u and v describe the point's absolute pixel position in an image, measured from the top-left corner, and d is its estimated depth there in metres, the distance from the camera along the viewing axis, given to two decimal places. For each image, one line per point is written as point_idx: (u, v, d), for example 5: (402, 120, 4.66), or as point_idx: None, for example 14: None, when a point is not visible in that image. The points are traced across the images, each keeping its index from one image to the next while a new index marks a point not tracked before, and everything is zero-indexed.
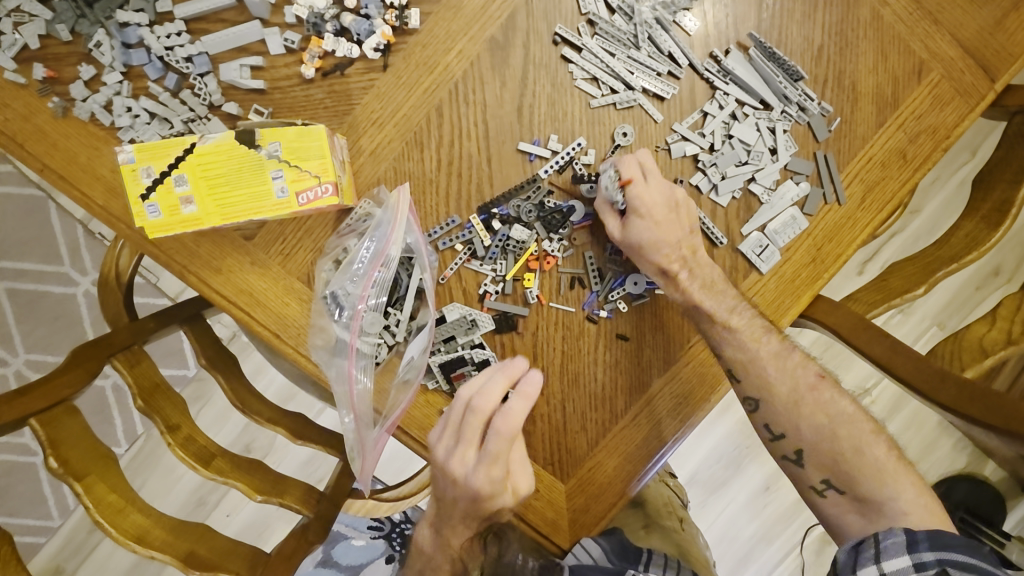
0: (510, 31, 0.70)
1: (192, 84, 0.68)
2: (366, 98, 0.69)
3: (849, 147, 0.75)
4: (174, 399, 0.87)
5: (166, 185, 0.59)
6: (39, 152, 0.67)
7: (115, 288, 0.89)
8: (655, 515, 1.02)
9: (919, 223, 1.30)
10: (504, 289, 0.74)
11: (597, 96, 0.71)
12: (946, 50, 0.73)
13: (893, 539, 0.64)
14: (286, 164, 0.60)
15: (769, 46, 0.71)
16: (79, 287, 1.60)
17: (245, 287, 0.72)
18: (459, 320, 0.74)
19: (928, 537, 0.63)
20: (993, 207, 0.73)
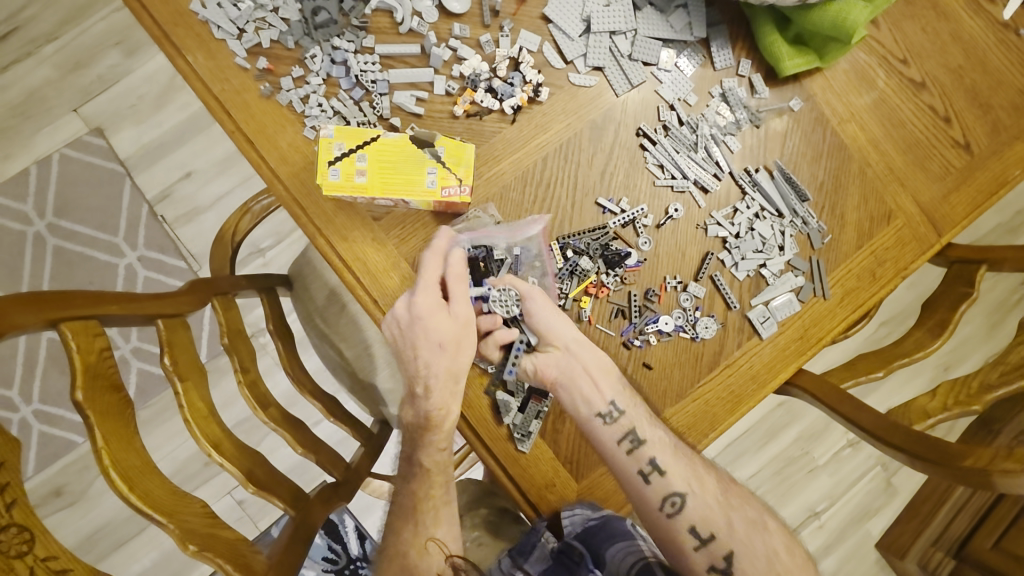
0: (608, 119, 0.95)
1: (371, 100, 0.90)
2: (495, 139, 0.92)
3: (835, 258, 0.99)
4: (248, 347, 0.98)
5: (350, 159, 0.80)
6: (239, 119, 0.86)
7: (226, 244, 1.02)
8: None
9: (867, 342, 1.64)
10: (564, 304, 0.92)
11: (661, 178, 0.95)
12: (908, 205, 1.01)
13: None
14: (441, 164, 0.82)
15: (788, 172, 0.98)
16: (124, 259, 1.67)
17: (361, 257, 0.88)
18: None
19: None
20: (935, 323, 0.96)
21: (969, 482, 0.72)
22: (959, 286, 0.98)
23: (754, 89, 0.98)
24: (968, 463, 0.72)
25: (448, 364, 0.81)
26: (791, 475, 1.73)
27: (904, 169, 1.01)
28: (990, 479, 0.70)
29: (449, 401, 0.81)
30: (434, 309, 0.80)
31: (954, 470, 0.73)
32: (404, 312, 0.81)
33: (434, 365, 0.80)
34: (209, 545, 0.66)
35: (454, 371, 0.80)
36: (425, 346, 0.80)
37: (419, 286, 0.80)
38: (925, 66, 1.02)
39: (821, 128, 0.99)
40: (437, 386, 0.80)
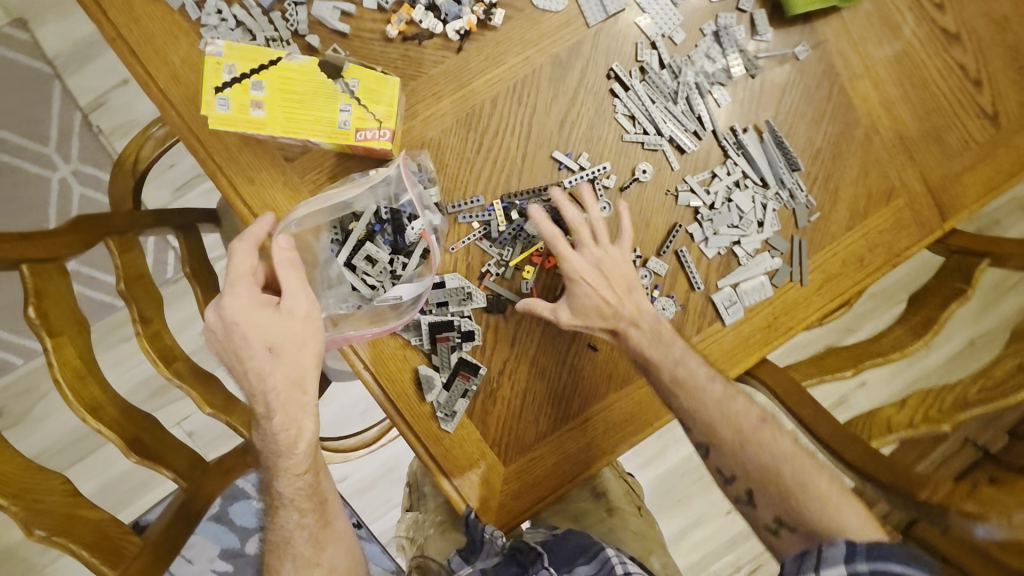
0: (574, 55, 0.79)
1: (283, 9, 0.73)
2: (434, 71, 0.76)
3: (820, 240, 0.86)
4: (152, 294, 0.88)
5: (243, 86, 0.65)
6: (119, 23, 0.71)
7: (128, 174, 0.89)
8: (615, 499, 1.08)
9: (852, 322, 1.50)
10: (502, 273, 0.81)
11: (630, 132, 0.81)
12: (914, 183, 0.87)
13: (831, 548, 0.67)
14: (356, 100, 0.67)
15: (781, 135, 0.83)
16: (57, 172, 1.51)
17: (270, 203, 0.75)
18: (456, 288, 0.80)
19: (866, 547, 0.64)
20: (920, 321, 0.86)
21: (927, 516, 0.65)
22: (954, 281, 0.87)
23: (755, 29, 0.81)
24: (924, 497, 0.66)
25: (287, 368, 0.68)
26: None
27: (915, 140, 0.87)
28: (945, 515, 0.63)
29: (297, 417, 0.69)
30: (250, 310, 0.66)
31: (914, 502, 0.67)
32: (216, 322, 0.67)
33: (268, 376, 0.67)
34: (63, 529, 0.59)
35: (297, 379, 0.68)
36: (249, 353, 0.67)
37: (226, 286, 0.66)
38: (962, 15, 0.85)
39: (827, 83, 0.83)
40: (277, 404, 0.68)
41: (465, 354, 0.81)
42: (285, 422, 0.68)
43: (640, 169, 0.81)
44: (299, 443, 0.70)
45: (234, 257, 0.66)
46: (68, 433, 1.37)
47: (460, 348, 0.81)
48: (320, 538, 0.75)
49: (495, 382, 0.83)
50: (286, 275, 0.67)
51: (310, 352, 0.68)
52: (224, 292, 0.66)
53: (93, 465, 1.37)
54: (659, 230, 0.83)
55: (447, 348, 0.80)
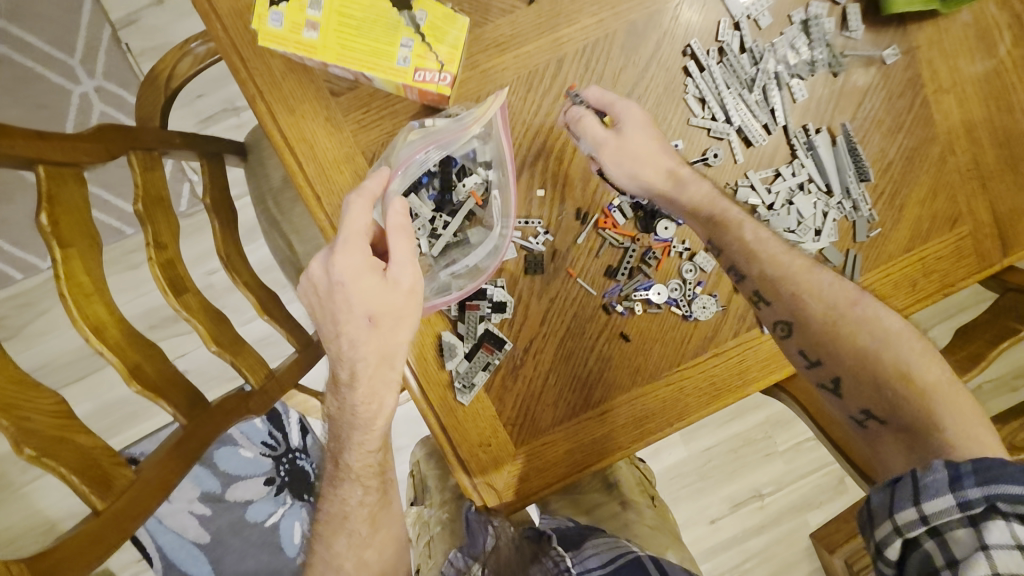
0: (652, 24, 0.73)
1: None
2: (501, 20, 0.71)
3: (875, 258, 0.82)
4: (169, 220, 0.83)
5: (301, 3, 0.60)
6: None
7: (159, 89, 0.83)
8: (612, 492, 1.06)
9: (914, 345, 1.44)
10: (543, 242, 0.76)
11: (698, 115, 0.76)
12: (982, 213, 0.83)
13: (935, 477, 0.57)
14: (419, 36, 0.62)
15: (855, 141, 0.78)
16: (79, 86, 1.45)
17: (308, 138, 0.71)
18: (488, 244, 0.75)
19: (974, 469, 0.56)
20: (967, 356, 0.82)
21: None
22: (1007, 320, 0.83)
23: (846, 24, 0.76)
24: None
25: (381, 342, 0.63)
26: (745, 454, 1.64)
27: (991, 167, 0.82)
28: None
29: (380, 394, 0.65)
30: (361, 274, 0.60)
31: None
32: (321, 277, 0.62)
33: (361, 344, 0.63)
34: (53, 451, 0.55)
35: (387, 354, 0.63)
36: (348, 318, 0.62)
37: (339, 243, 0.60)
38: None
39: (911, 93, 0.78)
40: (364, 375, 0.64)
41: (490, 326, 0.77)
42: (366, 396, 0.65)
43: (709, 154, 0.77)
44: (372, 426, 0.67)
45: (348, 215, 0.60)
46: (64, 352, 1.33)
47: (488, 320, 0.77)
48: (374, 525, 0.70)
49: (518, 359, 0.79)
50: (396, 242, 0.61)
51: (408, 329, 0.63)
52: (335, 248, 0.60)
53: (84, 388, 1.34)
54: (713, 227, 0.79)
55: (475, 317, 0.76)
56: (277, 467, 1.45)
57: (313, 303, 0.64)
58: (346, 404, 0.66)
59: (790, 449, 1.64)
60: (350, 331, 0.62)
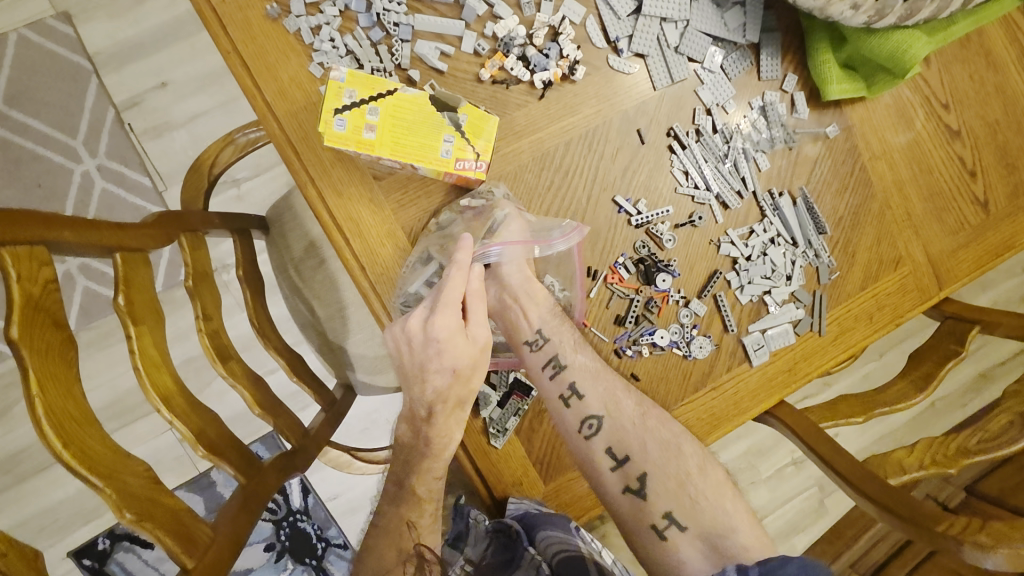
0: (640, 112, 0.88)
1: (391, 45, 0.80)
2: (516, 114, 0.84)
3: (837, 297, 0.96)
4: (213, 293, 0.90)
5: (360, 111, 0.71)
6: (238, 40, 0.76)
7: (203, 176, 0.92)
8: None
9: (875, 367, 1.61)
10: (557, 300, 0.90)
11: (683, 185, 0.90)
12: (918, 255, 0.99)
13: None
14: (459, 134, 0.74)
15: (811, 201, 0.94)
16: (80, 165, 1.51)
17: (355, 218, 0.80)
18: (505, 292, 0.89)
19: None
20: (920, 376, 0.96)
21: (938, 546, 0.73)
22: (949, 343, 0.98)
23: (794, 107, 0.92)
24: (944, 529, 0.73)
25: (466, 388, 0.73)
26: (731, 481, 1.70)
27: (921, 216, 0.99)
28: (958, 545, 0.71)
29: (451, 429, 0.74)
30: (454, 333, 0.71)
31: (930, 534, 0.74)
32: (415, 330, 0.72)
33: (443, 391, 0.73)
34: (149, 513, 0.60)
35: (463, 399, 0.73)
36: (437, 370, 0.72)
37: (440, 306, 0.71)
38: (964, 115, 0.98)
39: (851, 160, 0.95)
40: (441, 415, 0.73)
41: (518, 375, 0.89)
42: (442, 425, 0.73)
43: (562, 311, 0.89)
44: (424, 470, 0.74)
45: (448, 283, 0.71)
46: None
47: (516, 371, 0.89)
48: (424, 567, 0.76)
49: (543, 403, 0.88)
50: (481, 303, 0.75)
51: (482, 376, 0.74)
52: (435, 309, 0.71)
53: None
54: (710, 278, 0.92)
55: (506, 368, 0.88)
56: (278, 532, 1.45)
57: (399, 349, 0.73)
58: (424, 435, 0.74)
59: (773, 474, 1.70)
60: (433, 377, 0.72)
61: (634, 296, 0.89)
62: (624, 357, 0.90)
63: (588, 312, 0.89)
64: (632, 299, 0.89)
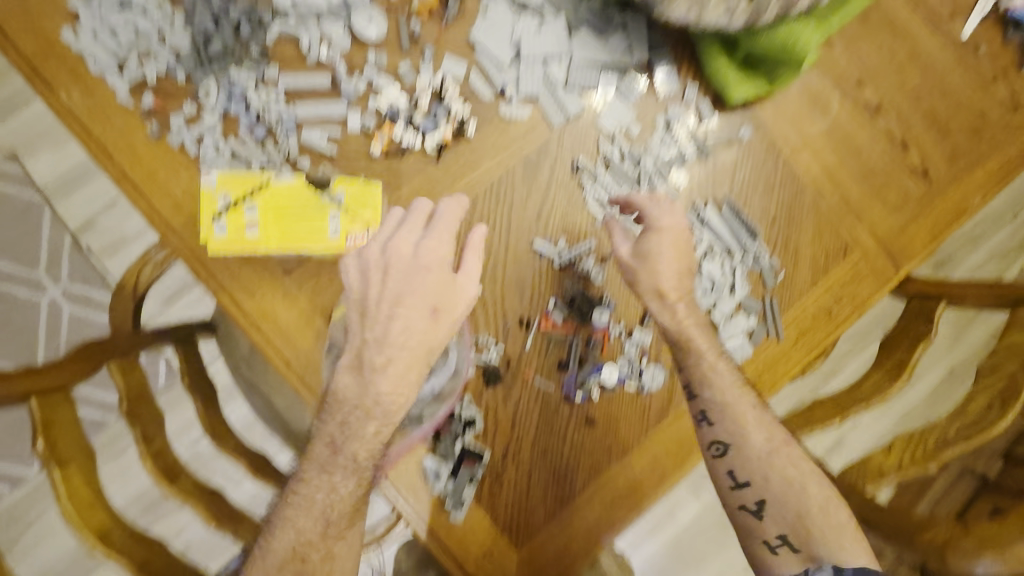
0: (542, 153, 0.87)
1: (276, 139, 0.80)
2: (415, 180, 0.83)
3: (790, 297, 0.92)
4: (154, 413, 0.89)
5: (238, 211, 0.75)
6: (124, 163, 0.76)
7: (128, 296, 0.92)
8: None
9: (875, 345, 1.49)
10: (494, 358, 0.85)
11: (600, 217, 0.88)
12: (864, 238, 0.95)
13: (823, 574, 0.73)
14: (338, 208, 0.79)
15: (737, 207, 0.91)
16: (48, 293, 1.54)
17: (270, 314, 0.79)
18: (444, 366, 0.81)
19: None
20: (894, 365, 0.90)
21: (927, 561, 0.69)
22: (918, 324, 0.92)
23: (701, 116, 0.90)
24: (927, 540, 0.69)
25: (434, 335, 0.69)
26: None
27: (859, 199, 0.95)
28: (945, 561, 0.65)
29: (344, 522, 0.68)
30: (442, 261, 0.70)
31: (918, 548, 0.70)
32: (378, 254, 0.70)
33: (415, 330, 0.68)
34: None
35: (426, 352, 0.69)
36: (416, 302, 0.69)
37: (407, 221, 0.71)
38: (882, 88, 0.95)
39: (771, 157, 0.92)
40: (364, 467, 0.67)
41: (468, 442, 0.84)
42: None
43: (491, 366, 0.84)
44: None
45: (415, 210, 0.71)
46: None
47: (463, 437, 0.84)
48: None
49: (499, 465, 0.85)
50: (427, 322, 0.69)
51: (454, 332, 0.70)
52: (401, 227, 0.71)
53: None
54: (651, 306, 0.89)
55: (450, 438, 0.83)
56: None
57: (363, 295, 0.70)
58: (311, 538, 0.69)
59: None
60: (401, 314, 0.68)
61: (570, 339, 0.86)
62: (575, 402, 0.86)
63: (528, 364, 0.86)
64: (571, 342, 0.86)
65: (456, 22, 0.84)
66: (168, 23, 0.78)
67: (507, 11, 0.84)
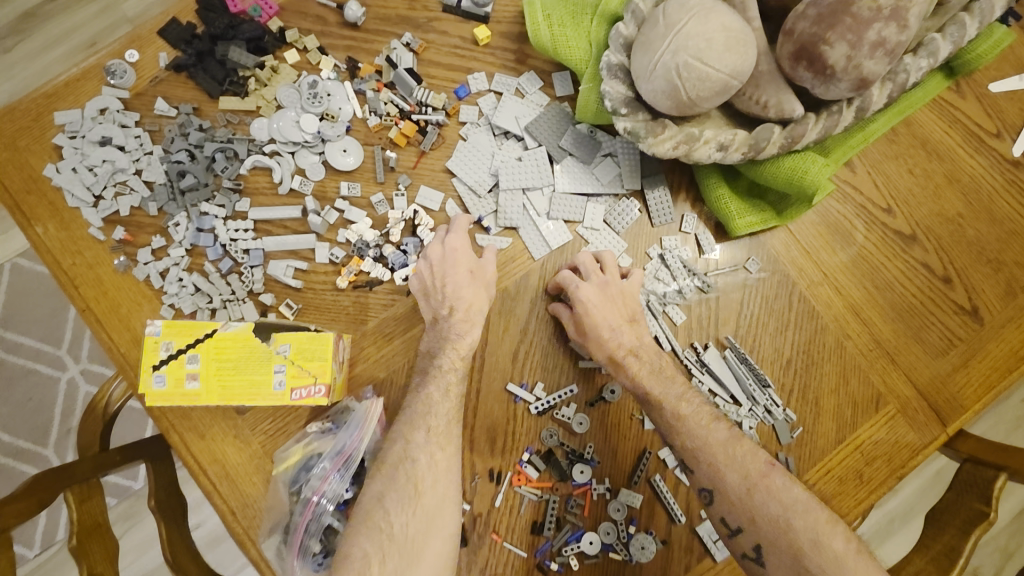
0: (522, 285, 0.80)
1: (241, 271, 0.78)
2: (382, 314, 0.78)
3: (809, 455, 0.79)
4: (105, 546, 0.81)
5: (178, 361, 0.68)
6: (89, 296, 0.75)
7: (98, 418, 0.90)
8: None
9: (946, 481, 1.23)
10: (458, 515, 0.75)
11: (586, 357, 0.79)
12: (902, 387, 0.81)
13: None
14: (291, 361, 0.68)
15: (744, 351, 0.80)
16: (66, 372, 1.26)
17: (219, 458, 0.74)
18: None
19: None
20: (942, 551, 0.74)
21: None
22: (972, 499, 0.76)
23: (702, 249, 0.81)
24: None
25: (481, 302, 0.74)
26: None
27: (894, 342, 0.82)
28: None
29: None
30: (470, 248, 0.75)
31: None
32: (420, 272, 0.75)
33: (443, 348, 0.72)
34: None
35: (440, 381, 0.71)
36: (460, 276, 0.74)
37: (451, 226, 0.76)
38: (916, 215, 0.84)
39: (786, 292, 0.81)
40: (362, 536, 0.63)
41: None
42: None
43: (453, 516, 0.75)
44: None
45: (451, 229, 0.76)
46: None
47: None
48: None
49: None
50: (474, 288, 0.74)
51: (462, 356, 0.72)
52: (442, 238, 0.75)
53: None
54: (644, 461, 0.78)
55: None
56: None
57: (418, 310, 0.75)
58: None
59: None
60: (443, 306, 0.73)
61: (546, 495, 0.77)
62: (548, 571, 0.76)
63: (497, 524, 0.76)
64: (547, 499, 0.77)
65: (435, 149, 0.80)
66: (146, 157, 0.78)
67: (488, 139, 0.81)
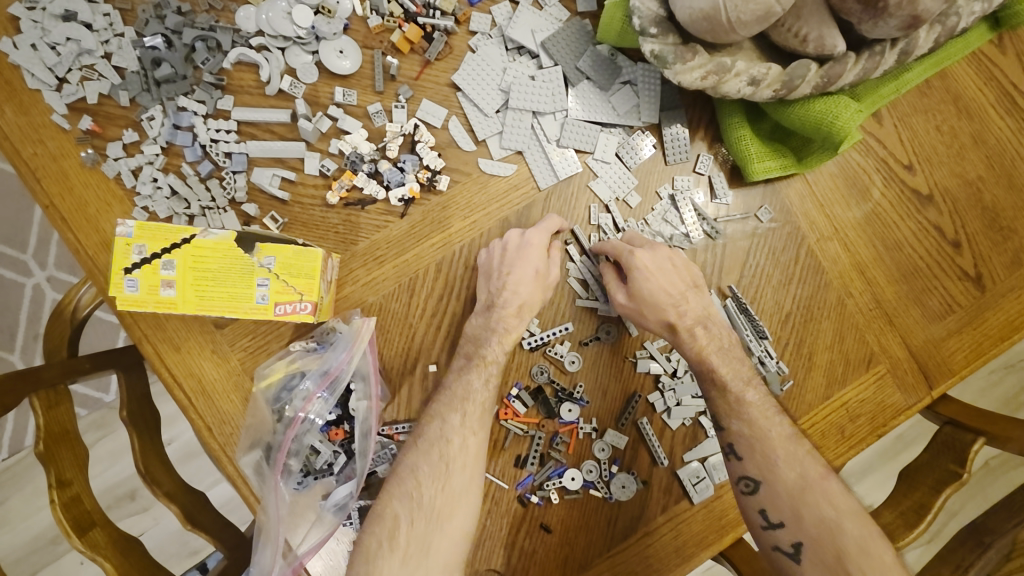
0: (524, 215, 0.75)
1: (222, 177, 0.72)
2: (373, 236, 0.73)
3: (796, 409, 0.79)
4: (76, 453, 0.77)
5: (152, 266, 0.63)
6: (52, 192, 0.68)
7: (65, 322, 0.85)
8: None
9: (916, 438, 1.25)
10: None
11: (583, 296, 0.77)
12: (895, 349, 0.81)
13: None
14: (275, 275, 0.64)
15: (745, 302, 0.78)
16: (31, 278, 1.19)
17: (196, 372, 0.71)
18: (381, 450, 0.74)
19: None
20: (912, 506, 0.76)
21: None
22: (947, 461, 0.78)
23: (714, 192, 0.78)
24: None
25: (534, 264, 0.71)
26: None
27: (894, 303, 0.81)
28: None
29: None
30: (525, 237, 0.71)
31: None
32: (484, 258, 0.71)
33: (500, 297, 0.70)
34: None
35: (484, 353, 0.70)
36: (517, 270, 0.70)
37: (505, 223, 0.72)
38: (934, 176, 0.81)
39: (794, 245, 0.79)
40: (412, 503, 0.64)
41: None
42: None
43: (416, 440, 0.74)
44: None
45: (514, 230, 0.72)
46: None
47: None
48: None
49: None
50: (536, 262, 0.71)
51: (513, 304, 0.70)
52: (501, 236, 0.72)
53: None
54: (633, 403, 0.78)
55: None
56: None
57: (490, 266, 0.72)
58: None
59: None
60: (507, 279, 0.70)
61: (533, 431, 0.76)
62: (529, 503, 0.75)
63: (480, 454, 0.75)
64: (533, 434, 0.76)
65: (441, 59, 0.73)
66: (116, 40, 0.70)
67: (499, 53, 0.74)
